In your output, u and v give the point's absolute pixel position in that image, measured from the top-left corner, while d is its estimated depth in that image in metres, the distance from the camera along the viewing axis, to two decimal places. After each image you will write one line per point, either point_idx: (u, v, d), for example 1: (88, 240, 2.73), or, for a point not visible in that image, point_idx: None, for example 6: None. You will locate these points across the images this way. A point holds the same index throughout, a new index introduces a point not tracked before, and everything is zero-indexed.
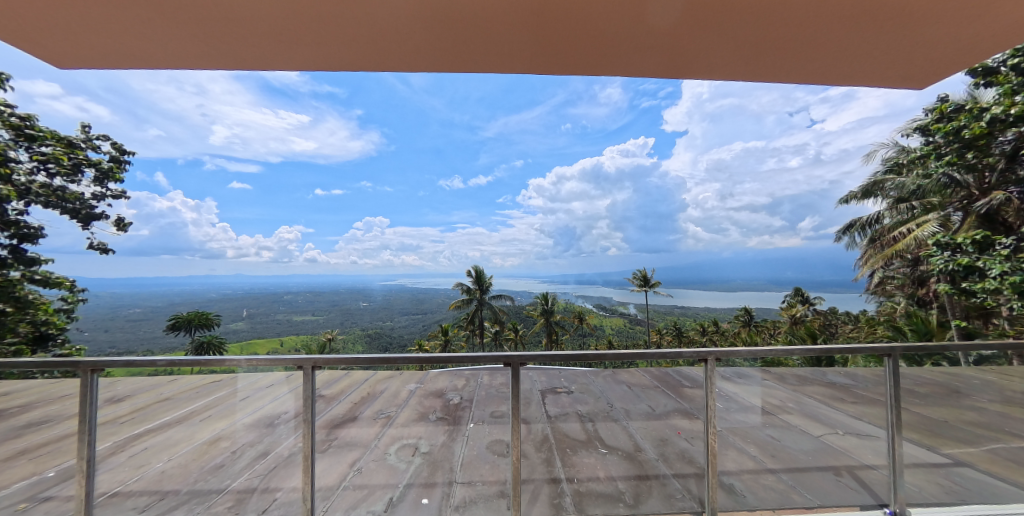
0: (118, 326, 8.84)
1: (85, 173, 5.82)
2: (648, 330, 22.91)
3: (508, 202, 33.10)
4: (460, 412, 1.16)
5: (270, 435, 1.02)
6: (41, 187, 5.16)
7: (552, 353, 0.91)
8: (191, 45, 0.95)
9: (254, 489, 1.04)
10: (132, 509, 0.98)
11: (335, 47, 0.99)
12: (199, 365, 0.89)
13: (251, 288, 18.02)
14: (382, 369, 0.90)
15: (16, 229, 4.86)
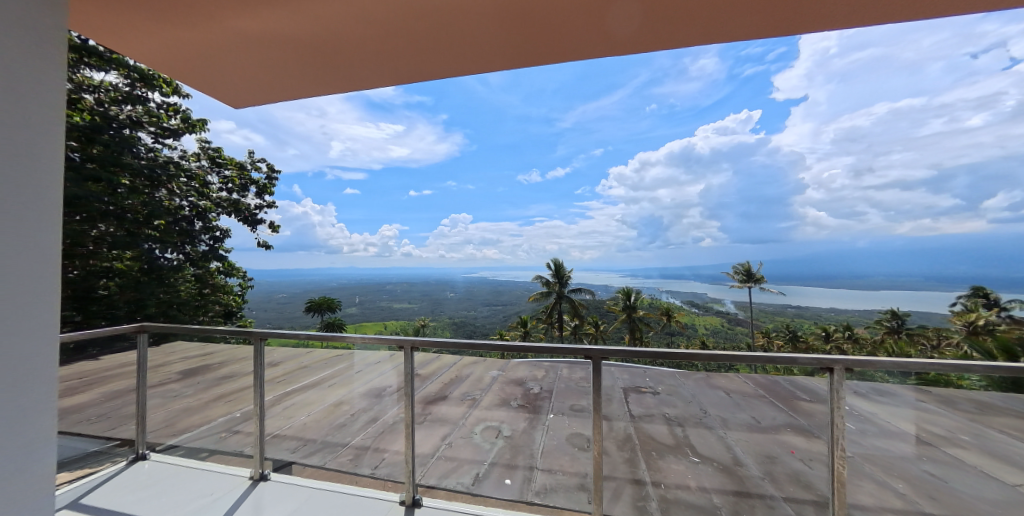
0: (271, 306, 11.12)
1: (250, 190, 8.62)
2: (752, 332, 20.04)
3: (587, 193, 31.91)
4: (540, 402, 1.30)
5: (379, 404, 1.22)
6: (225, 199, 8.00)
7: (634, 349, 0.89)
8: (306, 73, 1.12)
9: (367, 447, 1.22)
10: (287, 448, 1.22)
11: (411, 62, 1.07)
12: (326, 339, 1.07)
13: (356, 279, 20.28)
14: (469, 354, 0.99)
15: (213, 233, 7.52)
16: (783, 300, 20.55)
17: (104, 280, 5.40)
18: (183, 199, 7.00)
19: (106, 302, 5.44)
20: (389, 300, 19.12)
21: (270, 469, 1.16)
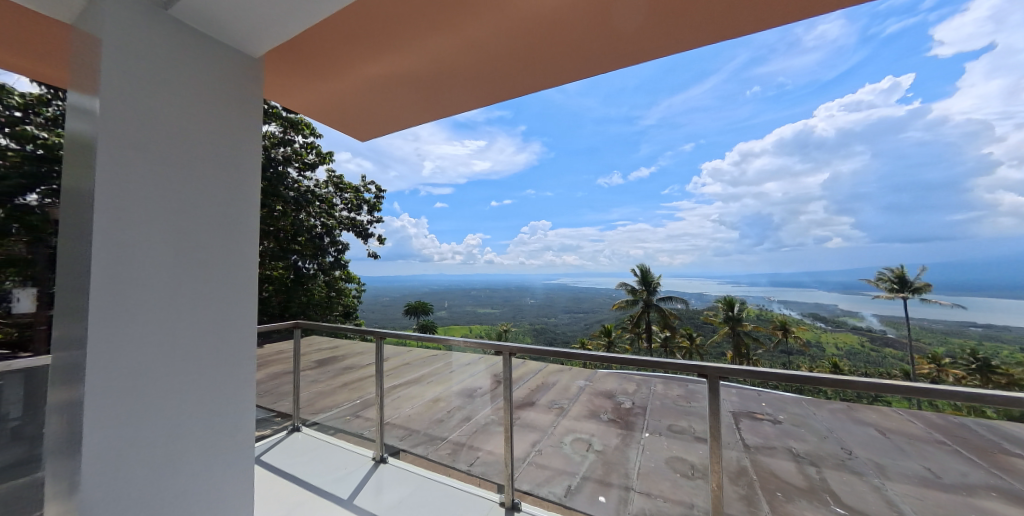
0: (379, 310, 12.72)
1: (363, 209, 10.20)
2: (914, 357, 15.29)
3: (675, 192, 29.85)
4: (631, 418, 1.46)
5: (471, 403, 1.69)
6: (345, 219, 9.59)
7: (751, 369, 0.98)
8: (408, 93, 1.42)
9: (462, 443, 1.64)
10: (397, 435, 1.71)
11: (491, 71, 1.29)
12: (423, 342, 1.51)
13: (445, 283, 21.76)
14: (557, 358, 1.30)
15: (337, 245, 8.95)
16: (961, 317, 15.76)
17: (266, 286, 6.79)
18: (317, 220, 8.40)
19: (265, 302, 6.83)
20: (475, 305, 19.93)
21: (388, 454, 1.68)
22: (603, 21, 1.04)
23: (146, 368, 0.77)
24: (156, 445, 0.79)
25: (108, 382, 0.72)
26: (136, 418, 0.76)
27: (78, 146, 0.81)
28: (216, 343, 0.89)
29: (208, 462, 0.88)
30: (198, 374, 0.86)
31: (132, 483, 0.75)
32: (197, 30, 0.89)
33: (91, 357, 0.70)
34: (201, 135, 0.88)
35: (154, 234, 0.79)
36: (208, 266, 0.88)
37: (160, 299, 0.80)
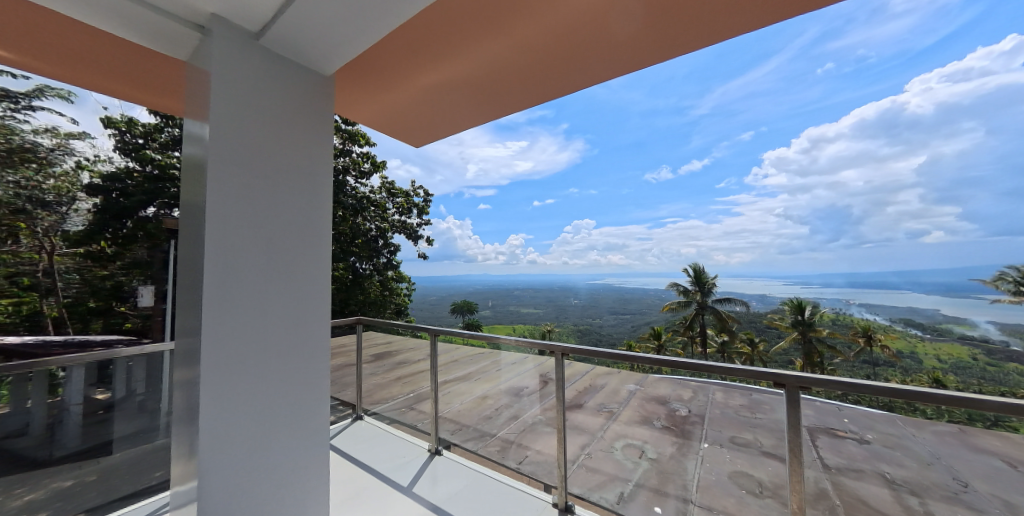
0: (428, 308, 13.27)
1: (413, 213, 10.77)
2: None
3: (732, 186, 28.44)
4: (689, 427, 1.41)
5: (519, 402, 1.85)
6: (397, 222, 10.23)
7: (842, 381, 0.98)
8: (433, 104, 1.57)
9: (512, 441, 1.82)
10: (449, 429, 1.98)
11: (507, 81, 1.40)
12: (487, 339, 1.80)
13: (490, 282, 22.22)
14: (623, 362, 1.42)
15: (390, 247, 9.57)
16: None
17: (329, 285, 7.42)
18: (372, 223, 9.10)
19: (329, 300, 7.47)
20: (518, 305, 20.07)
21: (441, 448, 1.95)
22: (604, 29, 1.12)
23: (245, 358, 0.88)
24: (254, 425, 0.89)
25: (214, 366, 0.83)
26: (238, 399, 0.87)
27: (193, 166, 0.95)
28: (296, 338, 0.98)
29: (294, 446, 0.97)
30: (285, 365, 0.96)
31: (234, 456, 0.85)
32: (278, 52, 0.99)
33: (203, 344, 0.81)
34: (281, 149, 0.97)
35: (247, 237, 0.89)
36: (290, 268, 0.97)
37: (254, 298, 0.90)
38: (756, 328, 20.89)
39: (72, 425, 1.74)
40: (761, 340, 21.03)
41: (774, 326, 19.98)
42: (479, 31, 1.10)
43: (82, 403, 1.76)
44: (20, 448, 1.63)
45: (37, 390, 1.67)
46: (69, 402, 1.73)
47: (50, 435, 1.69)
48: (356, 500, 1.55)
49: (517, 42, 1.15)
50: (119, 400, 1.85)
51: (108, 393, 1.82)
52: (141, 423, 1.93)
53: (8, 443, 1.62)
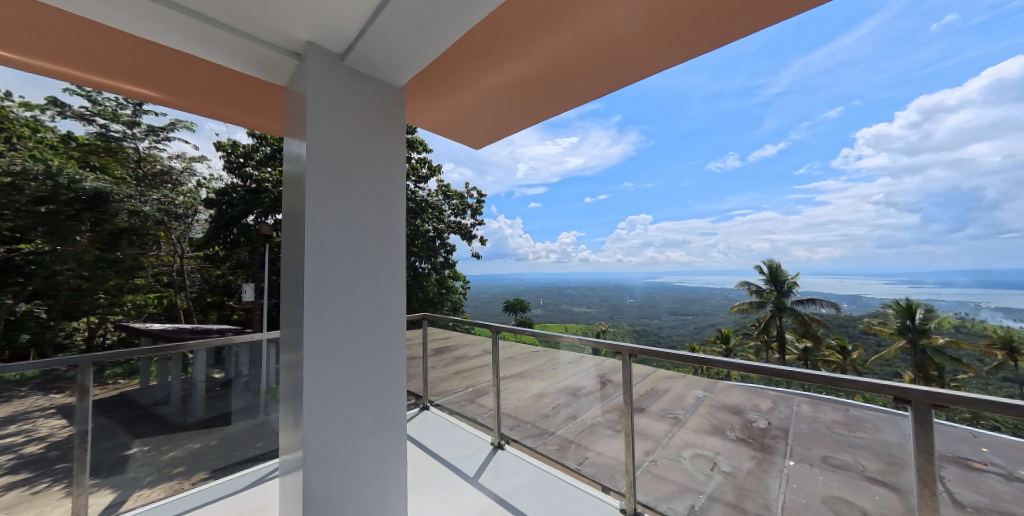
0: (482, 305, 13.62)
1: (467, 213, 11.16)
2: None
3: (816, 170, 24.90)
4: (769, 442, 1.37)
5: (576, 402, 1.97)
6: (452, 223, 10.69)
7: (986, 399, 0.85)
8: (477, 114, 1.74)
9: (570, 441, 1.92)
10: (507, 425, 2.19)
11: (533, 91, 1.51)
12: (541, 337, 1.99)
13: (541, 280, 22.05)
14: (701, 367, 1.38)
15: (445, 248, 10.03)
16: None
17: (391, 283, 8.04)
18: (430, 224, 9.66)
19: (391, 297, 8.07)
20: (570, 304, 20.19)
21: (501, 441, 2.17)
22: (608, 37, 1.15)
23: (335, 352, 1.00)
24: (346, 408, 1.02)
25: (315, 357, 0.96)
26: (333, 384, 1.00)
27: (292, 181, 1.11)
28: (379, 334, 1.09)
29: (376, 437, 1.09)
30: (369, 359, 1.07)
31: (330, 437, 0.99)
32: (360, 72, 1.11)
33: (305, 338, 0.94)
34: (366, 166, 1.09)
35: (335, 242, 1.01)
36: (371, 262, 1.08)
37: (341, 297, 1.01)
38: (850, 334, 18.02)
39: (200, 396, 2.28)
40: (855, 348, 17.72)
41: (874, 333, 17.04)
42: (493, 40, 1.17)
43: (205, 380, 2.27)
44: (168, 413, 2.19)
45: (174, 368, 2.15)
46: (195, 379, 2.24)
47: (184, 406, 2.24)
48: (425, 486, 1.76)
49: (530, 57, 1.26)
50: (230, 379, 2.36)
51: (221, 373, 2.30)
52: (246, 399, 2.46)
53: (158, 408, 2.16)
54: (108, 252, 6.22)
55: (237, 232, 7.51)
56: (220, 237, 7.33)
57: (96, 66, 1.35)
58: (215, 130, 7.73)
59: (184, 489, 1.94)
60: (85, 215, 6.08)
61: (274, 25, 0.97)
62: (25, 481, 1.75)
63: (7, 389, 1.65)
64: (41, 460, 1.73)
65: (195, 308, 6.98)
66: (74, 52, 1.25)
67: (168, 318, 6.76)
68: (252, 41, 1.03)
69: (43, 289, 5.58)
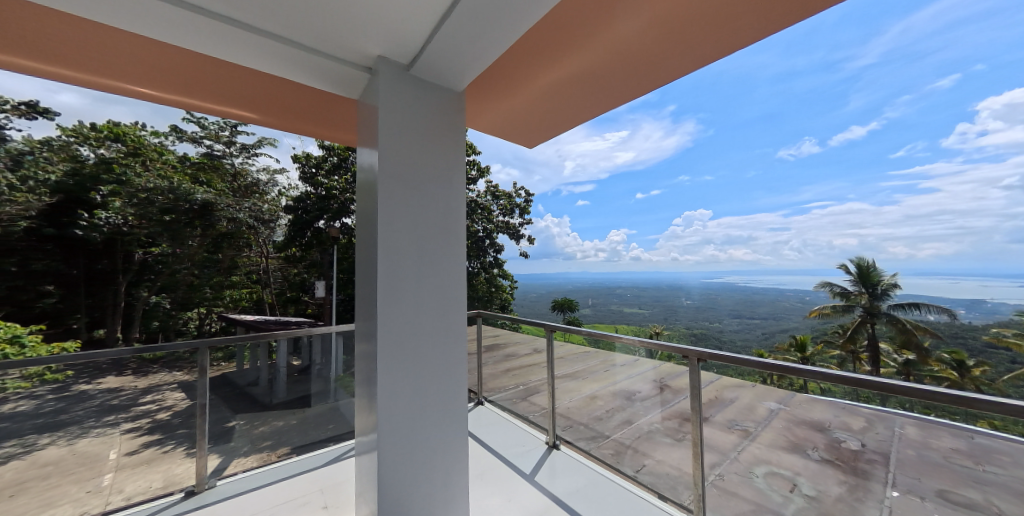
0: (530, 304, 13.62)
1: (516, 212, 11.30)
2: None
3: (924, 153, 19.25)
4: (862, 466, 1.37)
5: (632, 407, 2.12)
6: (501, 223, 10.93)
7: None
8: (515, 121, 1.89)
9: (627, 447, 2.06)
10: (561, 424, 2.36)
11: (561, 97, 1.64)
12: (608, 338, 2.14)
13: (592, 278, 21.33)
14: (791, 375, 1.40)
15: (494, 247, 10.36)
16: None
17: None
18: (480, 224, 10.07)
19: None
20: (621, 304, 18.84)
21: (557, 443, 2.32)
22: (620, 41, 1.25)
23: (404, 341, 1.29)
24: (416, 400, 1.32)
25: (388, 346, 1.25)
26: (402, 379, 1.29)
27: (365, 192, 1.43)
28: (440, 328, 1.38)
29: (440, 431, 1.38)
30: (431, 348, 1.36)
31: (402, 427, 1.28)
32: (417, 112, 1.38)
33: (380, 329, 1.24)
34: (423, 175, 1.37)
35: (403, 253, 1.29)
36: (433, 267, 1.37)
37: (409, 299, 1.31)
38: (967, 347, 15.97)
39: (281, 380, 2.72)
40: (979, 365, 16.00)
41: (1003, 346, 14.32)
42: (520, 49, 1.32)
43: (285, 366, 2.69)
44: (257, 393, 2.53)
45: (263, 353, 2.51)
46: (278, 364, 2.66)
47: (270, 387, 2.66)
48: (486, 476, 2.01)
49: (554, 64, 1.40)
50: (306, 366, 2.78)
51: (298, 361, 2.72)
52: (319, 384, 2.91)
53: (251, 388, 2.48)
54: (213, 254, 7.32)
55: (310, 235, 8.38)
56: (298, 239, 8.28)
57: (151, 80, 1.53)
58: (292, 144, 8.68)
59: (274, 460, 2.36)
60: (197, 222, 7.19)
61: (355, 46, 1.25)
62: (157, 440, 2.13)
63: (146, 365, 2.18)
64: (166, 425, 2.17)
65: (278, 302, 7.98)
66: (125, 66, 1.43)
67: (258, 311, 7.74)
68: (333, 60, 1.32)
69: (167, 284, 6.72)
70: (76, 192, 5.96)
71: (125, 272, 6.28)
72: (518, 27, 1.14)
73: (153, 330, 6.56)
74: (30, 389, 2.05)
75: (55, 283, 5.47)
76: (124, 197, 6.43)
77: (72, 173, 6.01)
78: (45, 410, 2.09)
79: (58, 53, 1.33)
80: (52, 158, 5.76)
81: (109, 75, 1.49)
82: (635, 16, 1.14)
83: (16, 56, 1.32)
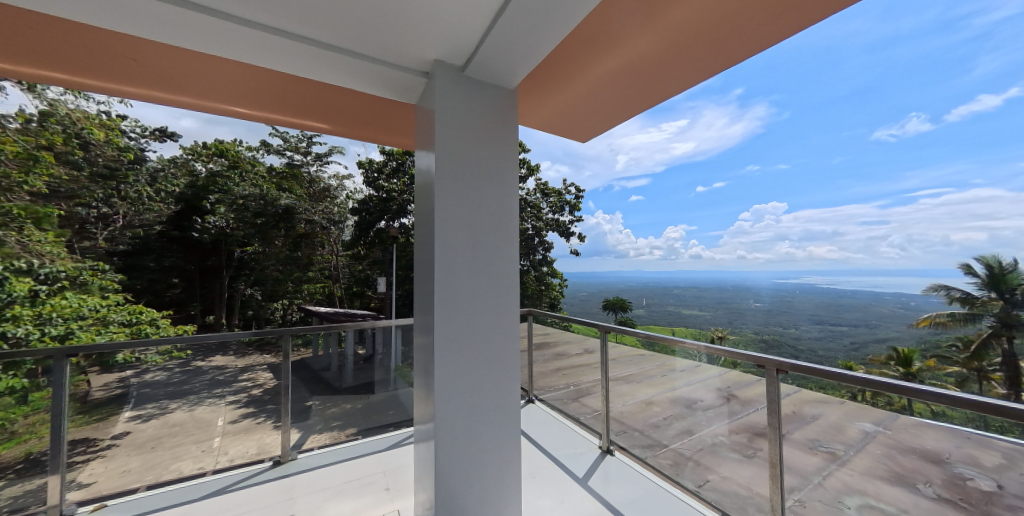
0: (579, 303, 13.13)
1: (565, 209, 11.14)
2: None
3: None
4: (987, 507, 1.16)
5: (692, 416, 1.99)
6: (552, 221, 10.87)
7: None
8: (544, 131, 2.04)
9: (688, 458, 1.94)
10: (615, 429, 2.28)
11: (582, 109, 1.76)
12: (666, 341, 2.01)
13: (646, 276, 19.90)
14: (892, 395, 1.21)
15: (543, 245, 10.42)
16: None
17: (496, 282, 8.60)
18: (529, 222, 10.27)
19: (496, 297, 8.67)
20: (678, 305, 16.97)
21: (611, 448, 2.23)
22: (628, 57, 1.35)
23: (460, 339, 1.33)
24: (471, 396, 1.36)
25: (444, 343, 1.30)
26: (458, 374, 1.33)
27: (422, 192, 1.49)
28: (493, 327, 1.40)
29: (493, 429, 1.41)
30: (484, 347, 1.38)
31: (456, 422, 1.33)
32: (470, 113, 1.40)
33: (437, 325, 1.29)
34: (477, 175, 1.38)
35: (458, 253, 1.32)
36: (487, 265, 1.38)
37: (464, 298, 1.33)
38: None
39: (349, 368, 2.89)
40: None
41: None
42: (544, 66, 1.46)
43: (351, 354, 2.88)
44: (329, 377, 2.75)
45: (333, 341, 2.75)
46: (345, 352, 2.84)
47: (340, 373, 2.81)
48: (538, 476, 1.99)
49: (570, 79, 1.54)
50: (370, 355, 2.98)
51: (364, 350, 2.94)
52: (379, 374, 3.06)
53: (324, 373, 2.72)
54: (294, 253, 8.27)
55: (373, 235, 8.81)
56: (362, 239, 8.75)
57: (245, 101, 1.76)
58: (357, 152, 9.32)
59: (344, 440, 2.56)
60: (280, 225, 8.07)
61: (414, 53, 1.30)
62: (252, 413, 2.43)
63: (244, 347, 2.46)
64: (258, 401, 2.45)
65: (346, 295, 8.72)
66: (220, 88, 1.65)
67: (329, 302, 8.63)
68: (394, 68, 1.40)
69: (258, 278, 7.91)
70: (191, 201, 7.22)
71: (228, 268, 7.57)
72: (559, 30, 1.15)
73: (248, 317, 7.79)
74: (164, 363, 2.40)
75: (179, 277, 6.95)
76: (228, 205, 7.58)
77: (189, 186, 7.28)
78: (174, 380, 2.44)
79: (175, 82, 1.60)
80: (176, 173, 7.11)
81: (212, 98, 1.73)
82: (636, 32, 1.22)
83: (150, 90, 1.63)
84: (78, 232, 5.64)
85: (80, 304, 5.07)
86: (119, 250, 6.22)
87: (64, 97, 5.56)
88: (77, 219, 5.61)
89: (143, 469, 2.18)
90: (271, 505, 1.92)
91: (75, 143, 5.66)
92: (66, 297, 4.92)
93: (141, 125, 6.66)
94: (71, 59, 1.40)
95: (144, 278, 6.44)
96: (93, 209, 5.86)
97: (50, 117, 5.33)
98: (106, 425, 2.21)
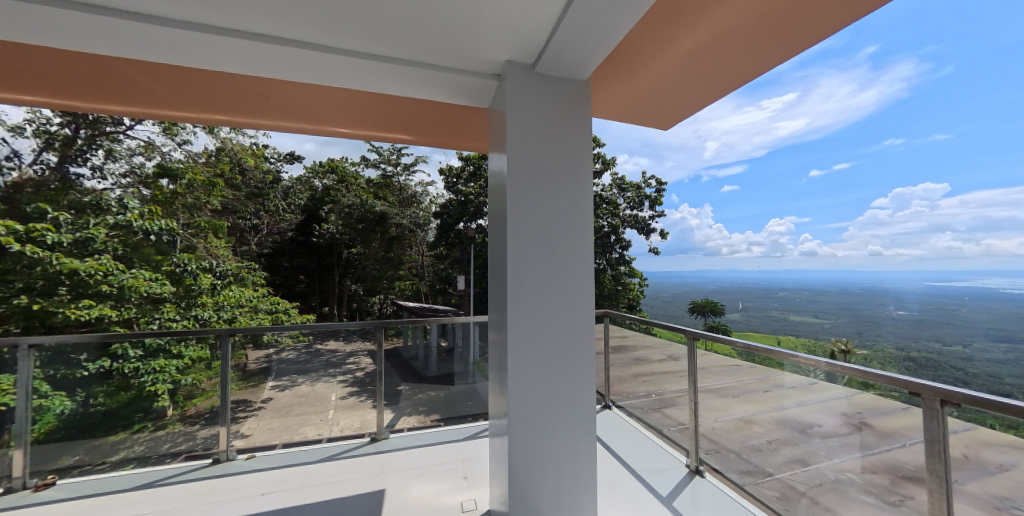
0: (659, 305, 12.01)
1: (645, 205, 10.43)
2: None
3: None
4: None
5: (808, 443, 1.65)
6: (631, 218, 10.32)
7: None
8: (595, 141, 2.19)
9: (802, 492, 1.62)
10: (707, 446, 2.00)
11: (624, 122, 1.89)
12: (771, 352, 1.69)
13: None
14: None
15: (620, 242, 9.91)
16: None
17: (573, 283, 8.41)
18: (605, 220, 9.90)
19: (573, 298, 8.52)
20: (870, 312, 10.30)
21: (701, 468, 1.96)
22: (653, 76, 1.45)
23: (532, 334, 1.26)
24: (544, 394, 1.28)
25: (515, 341, 1.24)
26: (532, 371, 1.26)
27: (492, 189, 1.47)
28: (568, 324, 1.29)
29: (568, 431, 1.31)
30: (555, 347, 1.28)
31: (532, 420, 1.27)
32: (536, 105, 1.31)
33: (510, 322, 1.23)
34: (548, 167, 1.29)
35: (527, 250, 1.25)
36: (558, 258, 1.29)
37: (535, 295, 1.26)
38: None
39: (433, 358, 2.99)
40: None
41: None
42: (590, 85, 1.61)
43: (434, 344, 3.00)
44: (416, 365, 2.92)
45: (418, 333, 2.95)
46: (430, 342, 2.98)
47: (426, 363, 2.95)
48: (615, 487, 1.84)
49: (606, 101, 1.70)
50: (451, 347, 3.06)
51: (446, 341, 3.05)
52: (459, 366, 3.07)
53: (412, 362, 2.89)
54: (388, 253, 9.04)
55: (453, 235, 9.17)
56: (443, 240, 9.13)
57: (338, 120, 1.97)
58: (440, 160, 9.76)
59: (426, 426, 2.71)
60: (377, 229, 8.97)
61: (481, 55, 1.28)
62: (354, 392, 2.67)
63: (351, 334, 2.71)
64: (358, 382, 2.69)
65: (430, 294, 9.05)
66: (320, 107, 1.85)
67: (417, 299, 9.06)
68: (461, 73, 1.40)
69: (360, 274, 8.85)
70: (312, 211, 8.64)
71: (340, 267, 8.84)
72: (612, 22, 1.07)
73: (354, 309, 8.81)
74: (294, 344, 2.68)
75: (305, 274, 8.40)
76: (338, 213, 8.77)
77: (310, 199, 8.63)
78: (301, 358, 2.71)
79: (285, 109, 1.84)
80: (297, 189, 8.38)
81: (314, 121, 1.96)
82: (657, 56, 1.33)
83: (275, 120, 1.92)
84: (240, 238, 7.05)
85: (242, 294, 6.31)
86: (266, 251, 7.73)
87: (231, 135, 6.58)
88: (241, 229, 7.07)
89: (283, 428, 2.50)
90: (365, 477, 2.10)
91: (235, 170, 6.73)
92: (232, 289, 6.16)
93: (278, 151, 7.98)
94: (215, 95, 1.73)
95: (281, 275, 8.01)
96: (249, 220, 7.26)
97: (222, 151, 6.40)
98: (257, 389, 2.55)
